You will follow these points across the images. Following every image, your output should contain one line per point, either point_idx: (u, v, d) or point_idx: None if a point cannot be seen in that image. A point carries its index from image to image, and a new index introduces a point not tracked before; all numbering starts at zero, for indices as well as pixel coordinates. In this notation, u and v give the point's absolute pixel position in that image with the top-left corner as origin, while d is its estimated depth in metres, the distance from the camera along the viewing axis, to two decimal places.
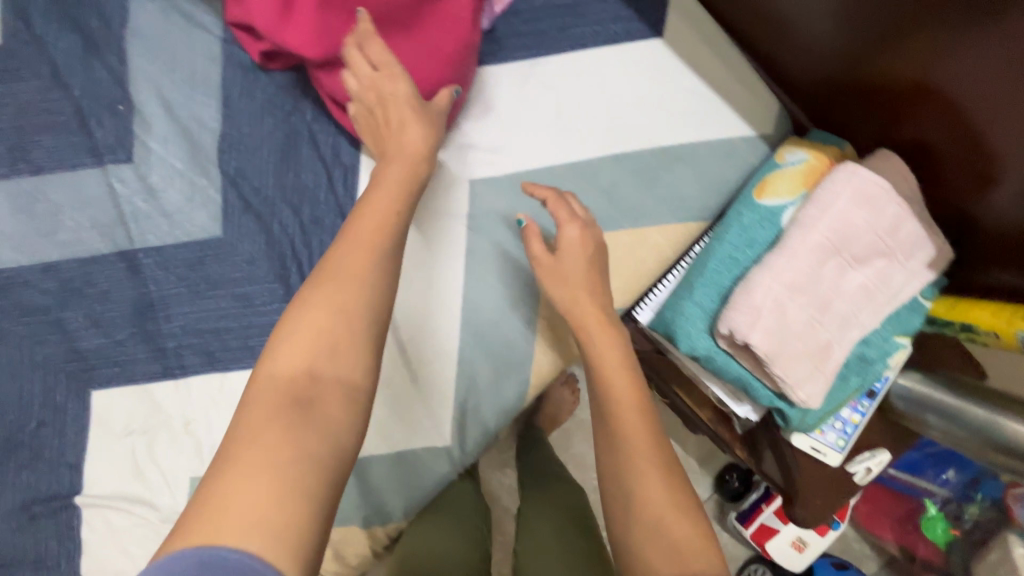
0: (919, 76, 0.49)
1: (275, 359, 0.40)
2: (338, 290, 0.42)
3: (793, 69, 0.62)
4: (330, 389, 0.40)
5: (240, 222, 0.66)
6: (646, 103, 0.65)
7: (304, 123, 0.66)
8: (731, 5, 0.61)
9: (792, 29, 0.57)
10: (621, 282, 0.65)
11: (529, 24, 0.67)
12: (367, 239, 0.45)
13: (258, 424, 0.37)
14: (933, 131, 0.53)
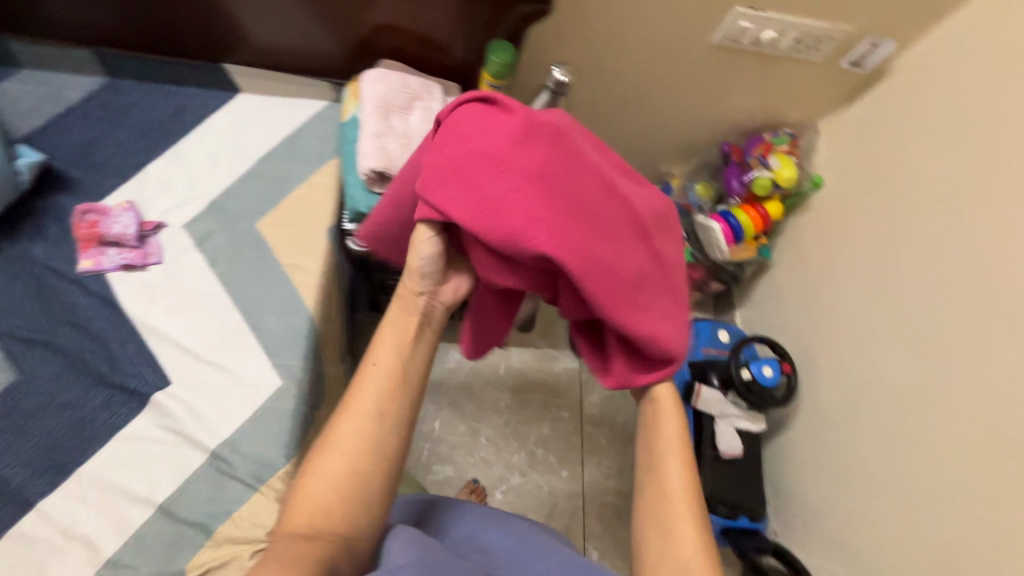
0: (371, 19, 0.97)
1: (300, 498, 0.58)
2: (360, 428, 0.62)
3: (329, 64, 1.05)
4: (350, 505, 0.59)
5: (28, 357, 0.82)
6: (258, 123, 1.00)
7: (42, 267, 0.86)
8: (274, 56, 1.04)
9: (310, 43, 1.01)
10: (317, 216, 0.96)
11: (158, 128, 0.96)
12: (384, 368, 0.65)
13: (287, 546, 0.55)
14: (400, 41, 1.00)
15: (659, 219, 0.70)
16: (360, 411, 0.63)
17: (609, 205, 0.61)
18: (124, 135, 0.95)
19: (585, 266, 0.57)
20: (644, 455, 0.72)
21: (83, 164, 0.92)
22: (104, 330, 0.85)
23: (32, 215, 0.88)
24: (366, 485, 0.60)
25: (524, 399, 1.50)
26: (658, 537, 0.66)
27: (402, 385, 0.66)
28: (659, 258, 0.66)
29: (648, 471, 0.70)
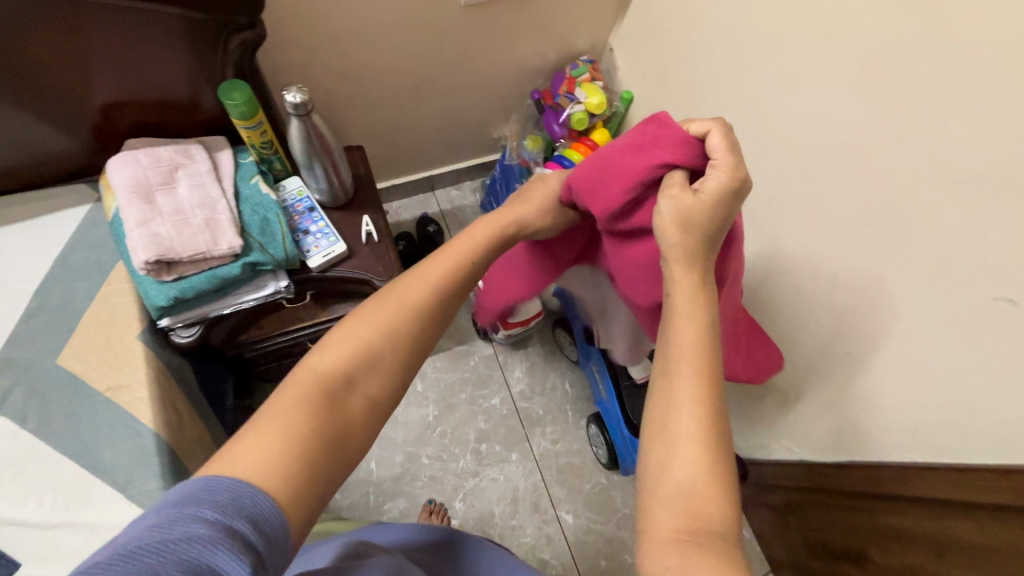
0: (96, 105, 0.88)
1: (321, 360, 0.55)
2: (401, 305, 0.60)
3: (81, 162, 0.97)
4: (357, 395, 0.55)
5: None
6: (24, 256, 0.90)
7: None
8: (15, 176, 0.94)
9: (47, 149, 0.92)
10: (124, 326, 0.88)
11: None
12: (450, 260, 0.66)
13: (297, 408, 0.51)
14: (141, 115, 0.92)
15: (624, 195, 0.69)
16: (409, 292, 0.61)
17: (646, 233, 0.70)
18: None
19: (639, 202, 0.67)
20: (670, 353, 0.55)
21: None
22: None
23: None
24: (376, 386, 0.57)
25: (451, 402, 1.49)
26: (667, 454, 0.50)
27: (466, 274, 0.66)
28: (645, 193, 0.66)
29: (659, 386, 0.53)
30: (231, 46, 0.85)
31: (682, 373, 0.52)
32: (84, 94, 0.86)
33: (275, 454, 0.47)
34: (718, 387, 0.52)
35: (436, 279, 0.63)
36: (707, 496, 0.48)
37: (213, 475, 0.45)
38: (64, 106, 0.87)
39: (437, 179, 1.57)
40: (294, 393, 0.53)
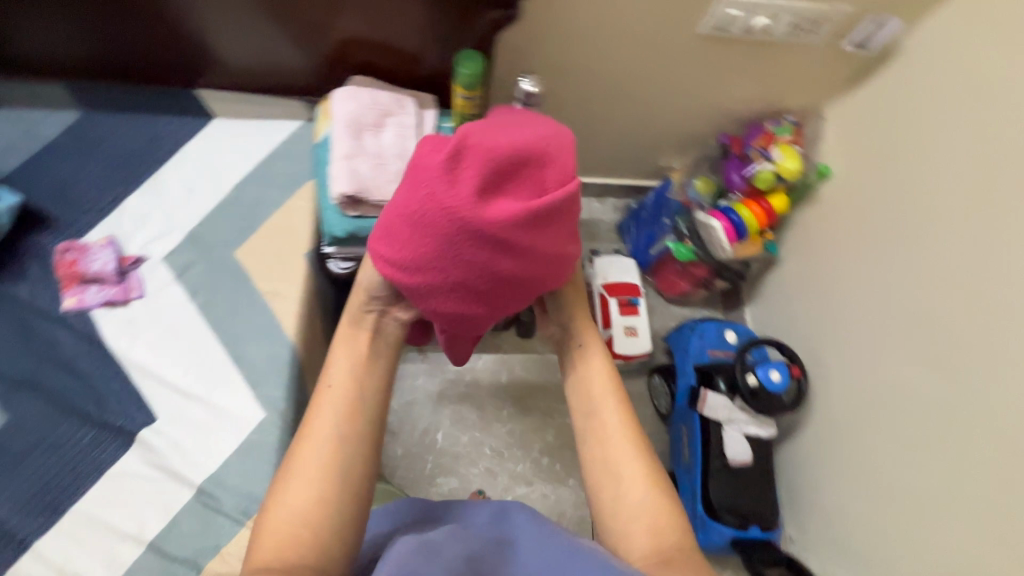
0: (339, 37, 0.93)
1: (274, 514, 0.60)
2: (326, 441, 0.66)
3: (299, 83, 1.02)
4: (331, 525, 0.61)
5: (19, 399, 0.83)
6: (235, 151, 0.98)
7: (28, 307, 0.87)
8: (241, 80, 1.00)
9: (278, 64, 0.98)
10: (297, 241, 0.94)
11: (134, 161, 0.95)
12: (312, 443, 0.66)
13: (286, 549, 0.57)
14: (371, 56, 0.97)
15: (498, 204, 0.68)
16: (320, 430, 0.67)
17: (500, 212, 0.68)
18: (99, 169, 0.94)
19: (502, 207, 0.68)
20: (592, 443, 0.79)
21: (59, 201, 0.92)
22: (89, 373, 0.85)
23: (15, 255, 0.88)
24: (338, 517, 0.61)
25: (528, 407, 1.48)
26: (620, 503, 0.71)
27: (356, 427, 0.69)
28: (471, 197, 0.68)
29: (595, 475, 0.75)
30: (479, 23, 0.87)
31: (608, 451, 0.76)
32: (336, 25, 0.91)
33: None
34: (631, 437, 0.77)
35: (332, 446, 0.66)
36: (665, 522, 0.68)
37: None
38: (314, 29, 0.91)
39: (587, 188, 1.56)
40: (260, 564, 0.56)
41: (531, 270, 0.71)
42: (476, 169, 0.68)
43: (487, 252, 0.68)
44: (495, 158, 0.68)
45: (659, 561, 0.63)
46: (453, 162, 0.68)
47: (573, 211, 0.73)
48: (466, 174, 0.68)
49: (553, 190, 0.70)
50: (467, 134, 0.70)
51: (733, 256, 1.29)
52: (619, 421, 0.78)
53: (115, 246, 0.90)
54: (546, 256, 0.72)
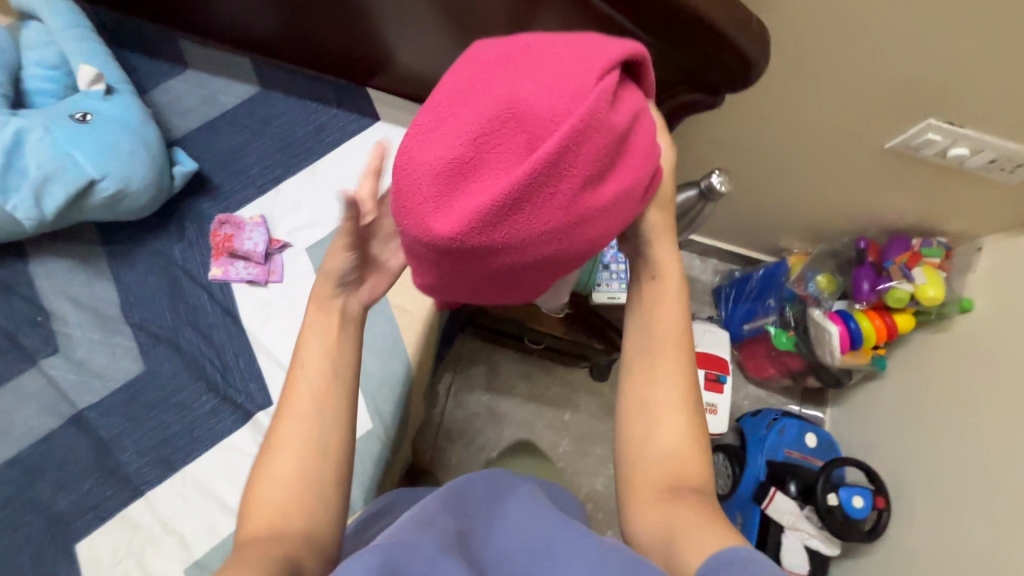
0: None
1: (254, 492, 0.53)
2: (304, 400, 0.56)
3: None
4: (311, 495, 0.53)
5: (157, 353, 0.88)
6: (392, 158, 0.99)
7: (179, 267, 0.91)
8: (414, 89, 1.01)
9: (453, 85, 0.97)
10: None
11: (298, 146, 0.98)
12: (297, 399, 0.56)
13: (255, 536, 0.49)
14: None
15: (529, 110, 0.42)
16: (304, 387, 0.57)
17: (521, 130, 0.42)
18: (264, 148, 0.97)
19: (537, 123, 0.42)
20: (641, 389, 0.60)
21: (225, 170, 0.96)
22: (222, 343, 0.89)
23: (177, 214, 0.93)
24: (321, 487, 0.54)
25: (584, 447, 1.46)
26: (645, 449, 0.58)
27: (337, 389, 0.58)
28: (492, 114, 0.42)
29: (629, 408, 0.61)
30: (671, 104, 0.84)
31: (655, 398, 0.59)
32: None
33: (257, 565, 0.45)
34: (690, 402, 0.59)
35: (309, 418, 0.56)
36: (687, 472, 0.57)
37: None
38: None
39: (693, 244, 1.52)
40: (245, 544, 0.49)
41: (585, 236, 0.46)
42: (469, 167, 0.42)
43: (514, 246, 0.43)
44: (466, 145, 0.42)
45: (682, 522, 0.51)
46: (434, 173, 0.42)
47: (615, 123, 0.44)
48: (467, 181, 0.42)
49: (569, 114, 0.42)
50: (436, 115, 0.44)
51: (838, 364, 1.24)
52: (682, 367, 0.60)
53: (266, 227, 0.94)
54: (607, 212, 0.46)
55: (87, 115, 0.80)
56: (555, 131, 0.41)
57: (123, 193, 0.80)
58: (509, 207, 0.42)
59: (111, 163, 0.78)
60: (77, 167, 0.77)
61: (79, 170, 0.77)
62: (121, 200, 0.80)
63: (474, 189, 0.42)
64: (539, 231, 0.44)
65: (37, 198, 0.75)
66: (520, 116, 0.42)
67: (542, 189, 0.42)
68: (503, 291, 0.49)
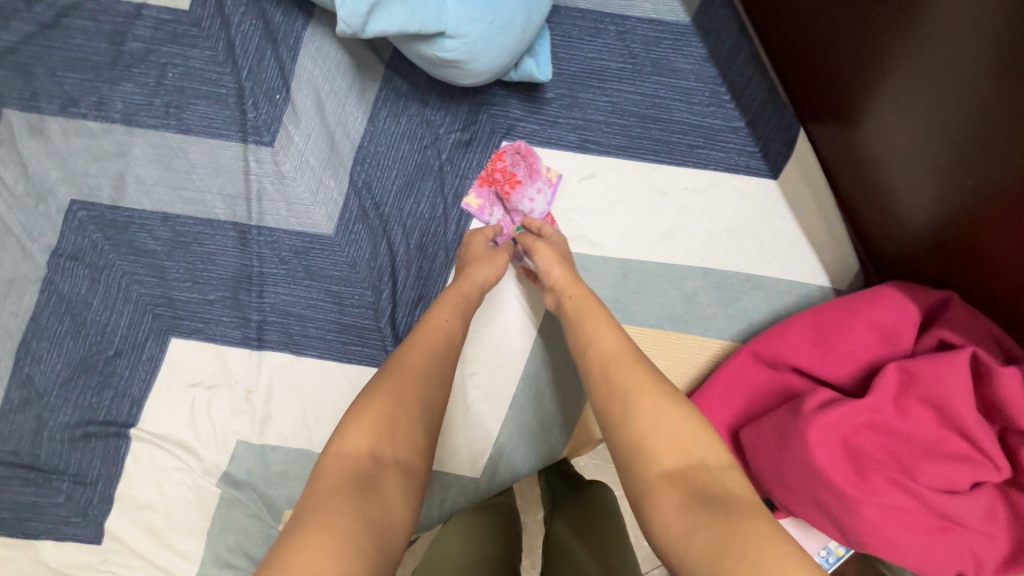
0: (978, 233, 0.53)
1: (344, 440, 0.44)
2: (410, 371, 0.50)
3: (885, 237, 0.64)
4: (390, 471, 0.44)
5: (353, 228, 0.71)
6: (743, 235, 0.69)
7: (437, 159, 0.70)
8: (848, 176, 0.64)
9: (891, 196, 0.60)
10: (677, 382, 0.70)
11: (662, 129, 0.68)
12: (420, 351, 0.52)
13: (328, 504, 0.40)
14: (980, 277, 0.55)
15: (960, 414, 0.53)
16: (418, 358, 0.51)
17: (927, 431, 0.54)
18: (627, 97, 0.68)
19: (944, 432, 0.54)
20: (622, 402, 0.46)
21: (566, 87, 0.68)
22: (417, 272, 0.71)
23: (481, 100, 0.70)
24: (405, 451, 0.46)
25: None
26: (658, 463, 0.43)
27: (433, 344, 0.53)
28: (919, 408, 0.54)
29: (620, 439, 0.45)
30: None
31: (636, 424, 0.45)
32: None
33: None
34: (671, 395, 0.46)
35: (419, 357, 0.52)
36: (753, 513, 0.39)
37: None
38: (1010, 191, 0.48)
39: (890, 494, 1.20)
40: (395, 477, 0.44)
41: (937, 544, 0.52)
42: (877, 461, 0.54)
43: (881, 517, 0.52)
44: (878, 445, 0.54)
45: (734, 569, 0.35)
46: (874, 429, 0.55)
47: (998, 471, 0.52)
48: (874, 443, 0.54)
49: (966, 452, 0.53)
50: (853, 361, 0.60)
51: None
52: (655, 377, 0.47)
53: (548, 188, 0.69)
54: (952, 514, 0.52)
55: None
56: (954, 445, 0.53)
57: (467, 67, 0.56)
58: (892, 485, 0.53)
59: (479, 26, 0.53)
60: (439, 5, 0.52)
61: (439, 12, 0.52)
62: (457, 73, 0.57)
63: (875, 448, 0.54)
64: (900, 513, 0.52)
65: (368, 17, 0.52)
66: (921, 418, 0.54)
67: (913, 494, 0.52)
68: (888, 510, 0.53)
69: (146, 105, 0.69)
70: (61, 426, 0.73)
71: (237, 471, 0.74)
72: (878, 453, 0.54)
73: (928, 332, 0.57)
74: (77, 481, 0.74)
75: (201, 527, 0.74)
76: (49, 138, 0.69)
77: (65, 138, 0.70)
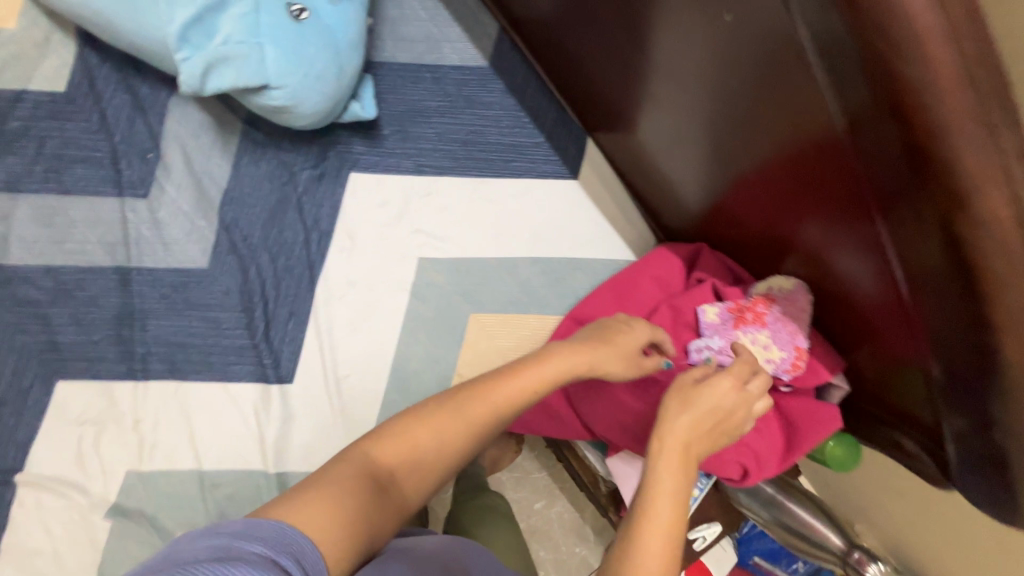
0: (718, 208, 0.68)
1: (376, 446, 0.50)
2: (467, 416, 0.52)
3: (674, 218, 0.79)
4: (394, 499, 0.49)
5: (225, 259, 0.81)
6: (559, 226, 0.84)
7: (295, 192, 0.82)
8: (636, 175, 0.81)
9: (666, 185, 0.76)
10: (523, 355, 0.82)
11: (480, 149, 0.84)
12: (523, 384, 0.55)
13: (341, 492, 0.45)
14: (730, 236, 0.70)
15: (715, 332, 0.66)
16: (479, 415, 0.53)
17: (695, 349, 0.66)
18: (449, 128, 0.84)
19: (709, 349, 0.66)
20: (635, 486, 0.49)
21: (397, 124, 0.83)
22: (286, 291, 0.81)
23: (328, 141, 0.83)
24: (411, 491, 0.51)
25: None
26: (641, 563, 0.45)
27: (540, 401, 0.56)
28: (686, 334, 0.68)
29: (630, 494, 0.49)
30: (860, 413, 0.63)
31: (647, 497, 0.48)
32: (763, 208, 0.62)
33: (323, 529, 0.42)
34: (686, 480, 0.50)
35: (483, 402, 0.53)
36: None
37: (278, 529, 0.39)
38: (727, 176, 0.63)
39: None
40: (397, 488, 0.50)
41: None
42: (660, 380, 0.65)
43: None
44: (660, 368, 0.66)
45: None
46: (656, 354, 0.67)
47: None
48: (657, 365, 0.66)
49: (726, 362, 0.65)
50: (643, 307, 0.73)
51: None
52: (678, 471, 0.49)
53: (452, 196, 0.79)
54: None
55: (299, 13, 0.67)
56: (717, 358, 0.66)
57: (293, 114, 0.70)
58: None
59: (297, 78, 0.67)
60: (261, 65, 0.66)
61: (262, 69, 0.66)
62: (286, 117, 0.71)
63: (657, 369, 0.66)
64: None
65: (204, 74, 0.66)
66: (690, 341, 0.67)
67: None
68: None
69: (27, 173, 0.79)
70: None
71: (126, 501, 0.78)
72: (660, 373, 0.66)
73: (692, 276, 0.71)
74: None
75: (89, 563, 0.76)
76: None
77: None
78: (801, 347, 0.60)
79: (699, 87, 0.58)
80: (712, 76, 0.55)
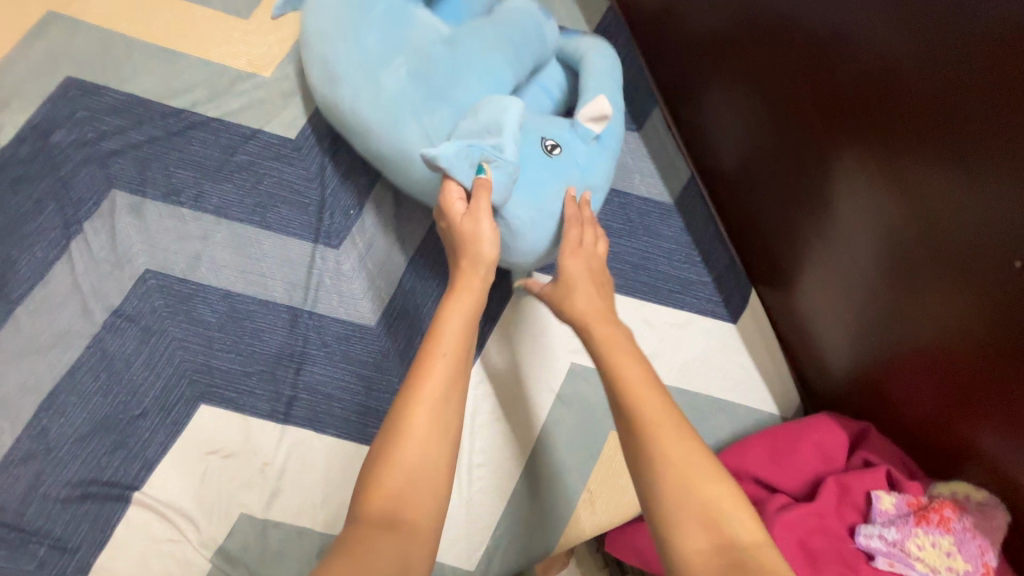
0: (878, 379, 0.72)
1: (367, 488, 0.51)
2: (427, 407, 0.55)
3: (818, 378, 0.82)
4: (415, 514, 0.51)
5: (393, 323, 0.84)
6: (711, 364, 0.87)
7: None
8: (786, 326, 0.85)
9: (817, 345, 0.80)
10: None
11: (649, 276, 0.89)
12: (446, 358, 0.58)
13: (367, 545, 0.47)
14: (885, 408, 0.73)
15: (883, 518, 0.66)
16: (420, 431, 0.54)
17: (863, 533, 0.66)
18: (625, 250, 0.89)
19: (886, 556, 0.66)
20: (626, 421, 0.57)
21: None
22: None
23: None
24: (428, 496, 0.52)
25: None
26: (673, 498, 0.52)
27: (451, 399, 0.56)
28: (851, 512, 0.68)
29: (629, 446, 0.57)
30: None
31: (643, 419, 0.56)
32: (938, 392, 0.65)
33: None
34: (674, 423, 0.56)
35: (437, 389, 0.56)
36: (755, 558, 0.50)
37: None
38: (901, 350, 0.67)
39: None
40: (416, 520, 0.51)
41: None
42: (828, 558, 0.65)
43: None
44: (827, 544, 0.66)
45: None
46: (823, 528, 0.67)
47: None
48: (823, 541, 0.66)
49: None
50: (799, 469, 0.74)
51: None
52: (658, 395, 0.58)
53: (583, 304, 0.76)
54: None
55: (557, 147, 0.71)
56: None
57: (520, 231, 0.69)
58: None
59: (531, 213, 0.69)
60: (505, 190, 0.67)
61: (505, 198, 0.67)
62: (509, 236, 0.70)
63: (823, 544, 0.66)
64: None
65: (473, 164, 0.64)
66: (854, 520, 0.68)
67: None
68: None
69: (238, 202, 0.84)
70: (59, 483, 0.73)
71: (234, 546, 0.75)
72: (826, 548, 0.66)
73: (856, 453, 0.73)
74: (58, 545, 0.71)
75: None
76: (143, 218, 0.81)
77: (157, 219, 0.82)
78: (986, 564, 0.60)
79: (887, 264, 0.66)
80: (904, 253, 0.64)
